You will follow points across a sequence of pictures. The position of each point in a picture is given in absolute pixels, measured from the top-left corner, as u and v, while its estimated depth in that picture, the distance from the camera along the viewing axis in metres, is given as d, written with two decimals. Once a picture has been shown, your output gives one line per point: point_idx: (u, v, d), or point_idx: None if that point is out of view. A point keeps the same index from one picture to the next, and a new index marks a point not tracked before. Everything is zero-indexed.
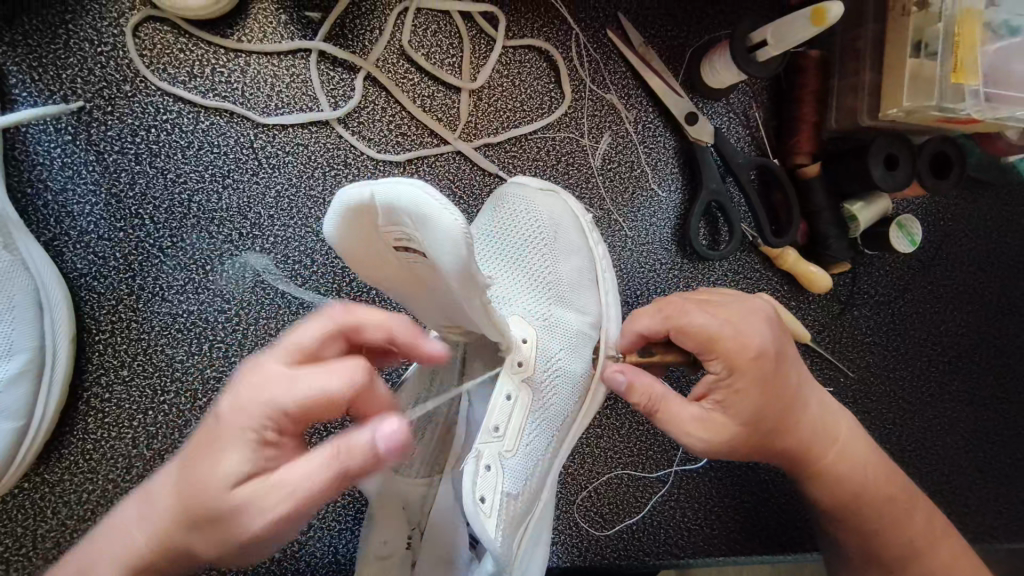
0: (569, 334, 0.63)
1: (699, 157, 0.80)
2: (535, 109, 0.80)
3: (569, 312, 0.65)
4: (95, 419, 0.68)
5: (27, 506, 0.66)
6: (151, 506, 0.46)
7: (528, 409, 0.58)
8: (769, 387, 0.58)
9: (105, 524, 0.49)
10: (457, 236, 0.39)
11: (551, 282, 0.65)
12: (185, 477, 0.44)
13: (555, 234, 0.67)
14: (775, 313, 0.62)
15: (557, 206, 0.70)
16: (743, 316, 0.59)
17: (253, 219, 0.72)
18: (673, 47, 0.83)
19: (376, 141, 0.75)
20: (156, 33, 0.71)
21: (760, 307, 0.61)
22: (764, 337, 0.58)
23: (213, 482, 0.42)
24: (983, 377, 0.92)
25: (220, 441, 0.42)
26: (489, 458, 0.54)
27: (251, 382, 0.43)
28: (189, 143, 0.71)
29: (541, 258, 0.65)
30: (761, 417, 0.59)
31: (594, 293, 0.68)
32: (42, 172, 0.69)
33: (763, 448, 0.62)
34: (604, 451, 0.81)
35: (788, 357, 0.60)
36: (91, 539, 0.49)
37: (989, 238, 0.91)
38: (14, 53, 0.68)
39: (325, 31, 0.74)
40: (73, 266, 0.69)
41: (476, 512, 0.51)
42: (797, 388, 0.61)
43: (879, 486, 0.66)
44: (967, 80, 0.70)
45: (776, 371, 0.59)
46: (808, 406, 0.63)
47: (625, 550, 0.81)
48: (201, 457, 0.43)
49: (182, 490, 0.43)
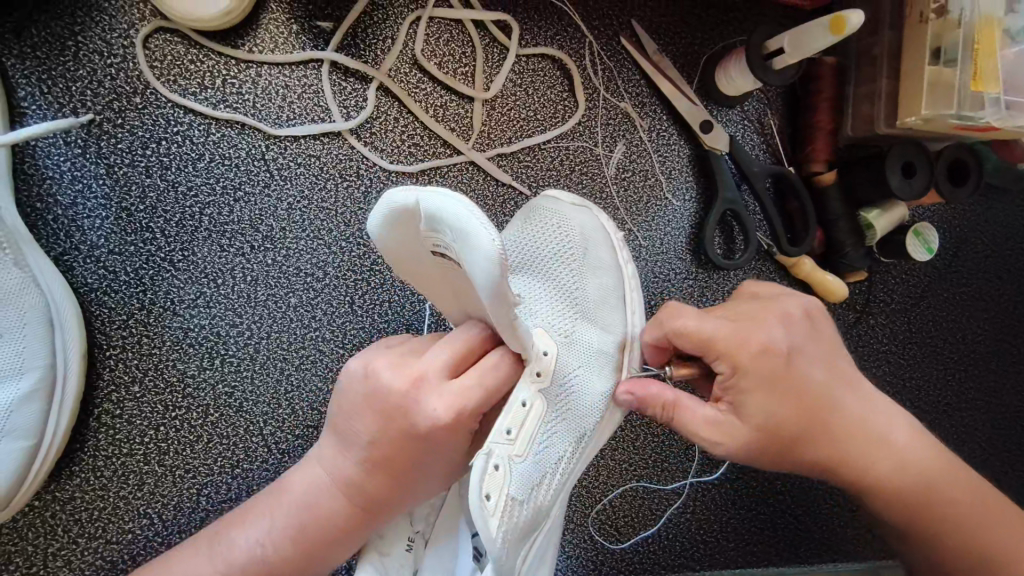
0: (588, 352, 0.62)
1: (714, 165, 0.79)
2: (549, 118, 0.79)
3: (592, 329, 0.63)
4: (106, 436, 0.68)
5: (38, 525, 0.66)
6: (321, 508, 0.59)
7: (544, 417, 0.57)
8: (779, 388, 0.54)
9: (278, 518, 0.60)
10: (484, 250, 0.40)
11: (578, 296, 0.63)
12: (353, 437, 0.58)
13: (584, 250, 0.65)
14: (796, 305, 0.58)
15: (589, 220, 0.68)
16: (745, 314, 0.57)
17: (265, 233, 0.71)
18: (687, 55, 0.82)
19: (388, 151, 0.74)
20: (165, 43, 0.70)
21: (775, 302, 0.58)
22: (772, 334, 0.55)
23: (388, 440, 0.56)
24: (1000, 384, 0.91)
25: (392, 422, 0.55)
26: (497, 458, 0.53)
27: (420, 379, 0.55)
28: (200, 156, 0.70)
29: (571, 274, 0.64)
30: (779, 421, 0.55)
31: (620, 312, 0.66)
32: (51, 187, 0.68)
33: (791, 459, 0.57)
34: (620, 463, 0.80)
35: (804, 358, 0.56)
36: (262, 540, 0.59)
37: (1005, 244, 0.90)
38: (23, 66, 0.67)
39: (336, 41, 0.73)
40: (84, 280, 0.68)
41: (480, 508, 0.50)
42: (820, 391, 0.56)
43: (952, 492, 0.60)
44: (987, 87, 0.69)
45: (788, 370, 0.55)
46: (839, 411, 0.57)
47: (641, 562, 0.80)
48: (378, 437, 0.56)
49: (367, 452, 0.58)
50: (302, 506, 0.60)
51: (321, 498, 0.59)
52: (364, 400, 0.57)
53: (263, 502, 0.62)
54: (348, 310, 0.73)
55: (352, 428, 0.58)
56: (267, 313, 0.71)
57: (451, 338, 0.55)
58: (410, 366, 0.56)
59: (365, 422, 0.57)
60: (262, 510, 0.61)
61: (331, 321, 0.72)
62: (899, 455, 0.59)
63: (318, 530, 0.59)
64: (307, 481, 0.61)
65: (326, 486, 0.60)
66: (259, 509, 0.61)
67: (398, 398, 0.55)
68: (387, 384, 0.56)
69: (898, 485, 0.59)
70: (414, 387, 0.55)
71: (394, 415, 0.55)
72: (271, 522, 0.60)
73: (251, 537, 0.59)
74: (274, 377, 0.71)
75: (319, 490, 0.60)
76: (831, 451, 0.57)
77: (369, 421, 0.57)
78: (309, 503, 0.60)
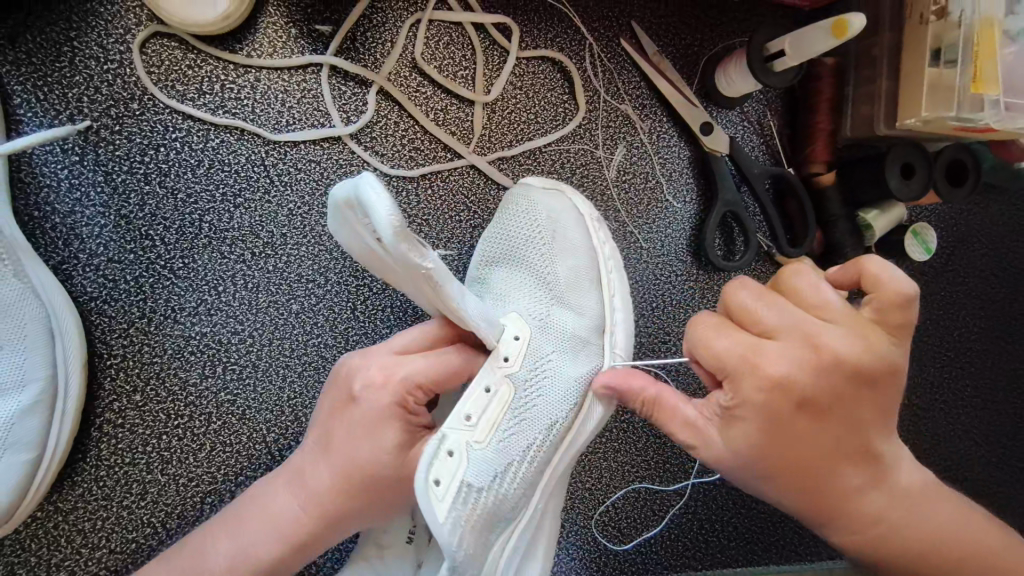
0: (567, 335, 0.65)
1: (714, 168, 0.79)
2: (550, 121, 0.78)
3: (568, 312, 0.66)
4: (108, 446, 0.67)
5: (41, 536, 0.65)
6: (281, 517, 0.55)
7: (510, 404, 0.59)
8: (772, 429, 0.50)
9: (242, 524, 0.56)
10: (383, 216, 0.44)
11: (550, 280, 0.67)
12: (319, 432, 0.57)
13: (553, 234, 0.69)
14: (861, 343, 0.48)
15: (563, 206, 0.71)
16: (787, 333, 0.48)
17: (265, 238, 0.71)
18: (688, 55, 0.82)
19: (389, 156, 0.74)
20: (163, 49, 0.69)
21: (831, 333, 0.48)
22: (796, 372, 0.48)
23: (341, 428, 0.56)
24: (996, 382, 0.91)
25: (343, 402, 0.57)
26: (453, 444, 0.55)
27: (370, 357, 0.58)
28: (199, 162, 0.70)
29: (542, 258, 0.68)
30: (765, 457, 0.50)
31: (596, 293, 0.69)
32: (49, 195, 0.67)
33: (790, 501, 0.53)
34: (622, 465, 0.81)
35: (818, 411, 0.49)
36: (219, 551, 0.55)
37: (1002, 242, 0.91)
38: (18, 72, 0.66)
39: (335, 45, 0.72)
40: (83, 289, 0.68)
41: (427, 491, 0.53)
42: (833, 450, 0.50)
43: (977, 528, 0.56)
44: (987, 89, 0.69)
45: (793, 417, 0.49)
46: (859, 470, 0.51)
47: (643, 563, 0.81)
48: (334, 425, 0.56)
49: (327, 447, 0.56)
50: (266, 507, 0.56)
51: (284, 506, 0.55)
52: (330, 384, 0.59)
53: (228, 514, 0.57)
54: (350, 316, 0.72)
55: (319, 421, 0.58)
56: (269, 320, 0.70)
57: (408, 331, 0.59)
58: (371, 348, 0.59)
59: (325, 406, 0.58)
60: (230, 518, 0.57)
61: (333, 327, 0.72)
62: (916, 520, 0.54)
63: (272, 537, 0.55)
64: (275, 488, 0.57)
65: (290, 492, 0.56)
66: (226, 526, 0.57)
67: (350, 375, 0.57)
68: (343, 362, 0.59)
69: (910, 547, 0.54)
70: (373, 364, 0.57)
71: (356, 396, 0.56)
72: (239, 531, 0.55)
73: (222, 549, 0.55)
74: (276, 384, 0.70)
75: (282, 497, 0.56)
76: (838, 510, 0.53)
77: (326, 403, 0.58)
78: (273, 509, 0.56)
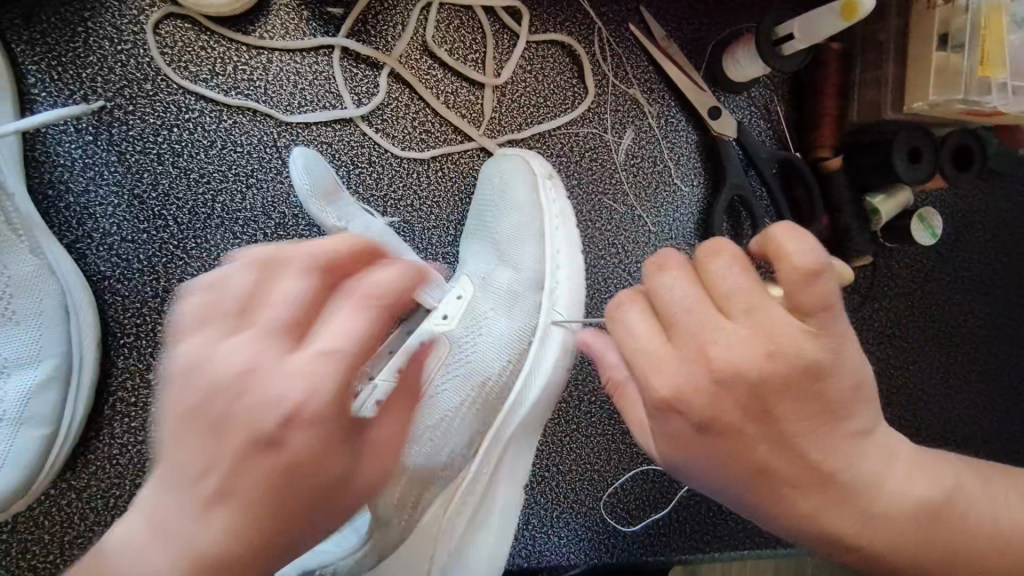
0: (501, 291, 0.66)
1: (721, 152, 0.80)
2: (559, 104, 0.79)
3: (506, 270, 0.67)
4: (122, 424, 0.67)
5: (55, 513, 0.65)
6: None
7: (445, 361, 0.61)
8: (686, 445, 0.44)
9: None
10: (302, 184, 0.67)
11: (492, 238, 0.69)
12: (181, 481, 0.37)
13: (502, 193, 0.70)
14: (762, 346, 0.40)
15: (515, 171, 0.70)
16: (682, 336, 0.41)
17: (277, 219, 0.71)
18: (696, 41, 0.82)
19: (400, 138, 0.74)
20: (176, 30, 0.69)
21: (726, 337, 0.40)
22: (687, 386, 0.41)
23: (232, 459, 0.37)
24: (1000, 367, 0.92)
25: (225, 426, 0.37)
26: None
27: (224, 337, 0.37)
28: (212, 142, 0.70)
29: (491, 219, 0.70)
30: (694, 468, 0.45)
31: (540, 248, 0.68)
32: (64, 174, 0.68)
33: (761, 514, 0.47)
34: (632, 448, 0.81)
35: (735, 430, 0.42)
36: None
37: (1007, 228, 0.92)
38: (32, 52, 0.67)
39: (347, 26, 0.73)
40: (97, 268, 0.68)
41: None
42: (769, 466, 0.44)
43: None
44: (994, 72, 0.70)
45: (700, 433, 0.43)
46: (808, 489, 0.45)
47: (650, 544, 0.81)
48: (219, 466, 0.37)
49: (224, 498, 0.37)
50: None
51: None
52: (208, 398, 0.37)
53: None
54: None
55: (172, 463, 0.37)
56: None
57: (217, 282, 0.38)
58: (217, 316, 0.37)
59: (185, 439, 0.37)
60: None
61: None
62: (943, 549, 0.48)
63: None
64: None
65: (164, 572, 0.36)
66: None
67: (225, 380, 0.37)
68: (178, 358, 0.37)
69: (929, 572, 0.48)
70: (236, 340, 0.37)
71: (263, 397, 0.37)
72: None
73: None
74: None
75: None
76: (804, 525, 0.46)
77: (179, 434, 0.37)
78: None
